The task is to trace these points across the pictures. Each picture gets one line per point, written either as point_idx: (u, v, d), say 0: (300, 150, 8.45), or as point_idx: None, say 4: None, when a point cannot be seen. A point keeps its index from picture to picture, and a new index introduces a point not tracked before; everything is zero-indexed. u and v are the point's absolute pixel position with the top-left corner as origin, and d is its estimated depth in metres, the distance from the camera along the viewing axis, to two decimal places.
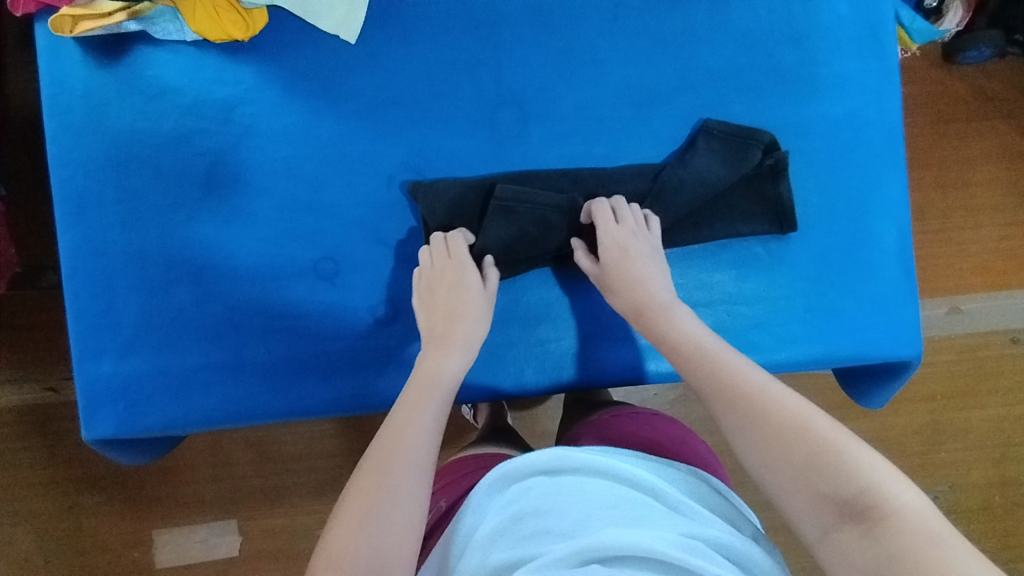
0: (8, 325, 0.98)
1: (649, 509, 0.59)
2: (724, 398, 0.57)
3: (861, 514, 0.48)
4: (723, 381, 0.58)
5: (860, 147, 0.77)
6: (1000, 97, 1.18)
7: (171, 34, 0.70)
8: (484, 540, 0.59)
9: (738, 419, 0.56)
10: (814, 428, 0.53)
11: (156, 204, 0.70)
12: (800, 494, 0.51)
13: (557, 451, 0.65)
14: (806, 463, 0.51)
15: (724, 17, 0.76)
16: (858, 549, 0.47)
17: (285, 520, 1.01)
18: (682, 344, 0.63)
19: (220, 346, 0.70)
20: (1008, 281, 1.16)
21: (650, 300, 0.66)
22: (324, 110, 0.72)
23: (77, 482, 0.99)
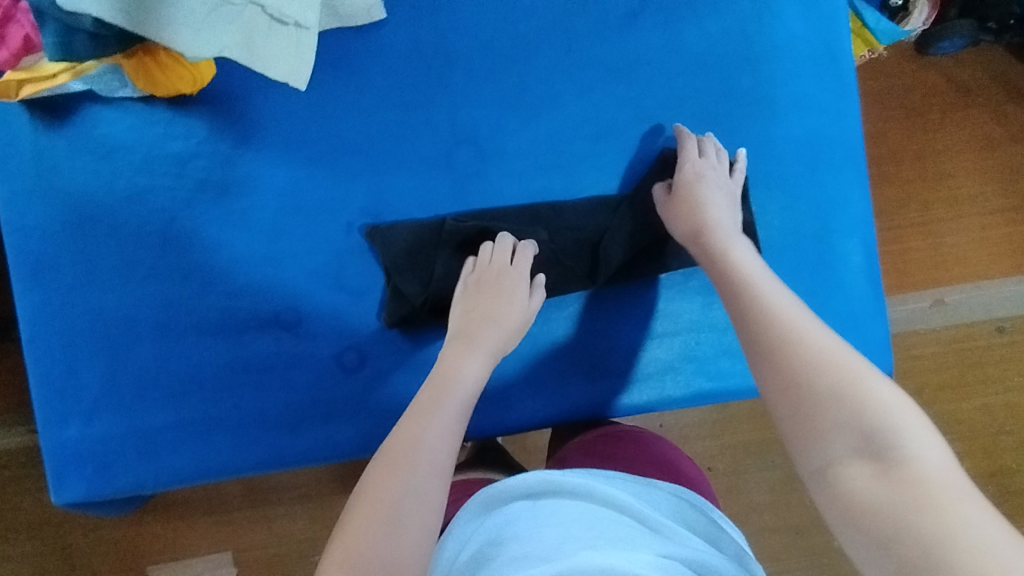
0: None
1: (630, 531, 0.56)
2: (756, 321, 0.56)
3: (878, 451, 0.44)
4: (760, 309, 0.57)
5: (822, 168, 0.70)
6: (970, 86, 1.24)
7: (117, 91, 0.66)
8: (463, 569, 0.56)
9: (769, 344, 0.54)
10: (853, 370, 0.49)
11: (112, 264, 0.67)
12: (818, 428, 0.48)
13: (538, 473, 0.62)
14: (828, 392, 0.48)
15: (680, 37, 0.69)
16: (870, 486, 0.43)
17: (278, 551, 1.01)
18: (728, 270, 0.61)
19: (187, 404, 0.67)
20: (986, 273, 1.21)
21: (713, 221, 0.64)
22: (277, 159, 0.68)
23: (72, 523, 1.00)
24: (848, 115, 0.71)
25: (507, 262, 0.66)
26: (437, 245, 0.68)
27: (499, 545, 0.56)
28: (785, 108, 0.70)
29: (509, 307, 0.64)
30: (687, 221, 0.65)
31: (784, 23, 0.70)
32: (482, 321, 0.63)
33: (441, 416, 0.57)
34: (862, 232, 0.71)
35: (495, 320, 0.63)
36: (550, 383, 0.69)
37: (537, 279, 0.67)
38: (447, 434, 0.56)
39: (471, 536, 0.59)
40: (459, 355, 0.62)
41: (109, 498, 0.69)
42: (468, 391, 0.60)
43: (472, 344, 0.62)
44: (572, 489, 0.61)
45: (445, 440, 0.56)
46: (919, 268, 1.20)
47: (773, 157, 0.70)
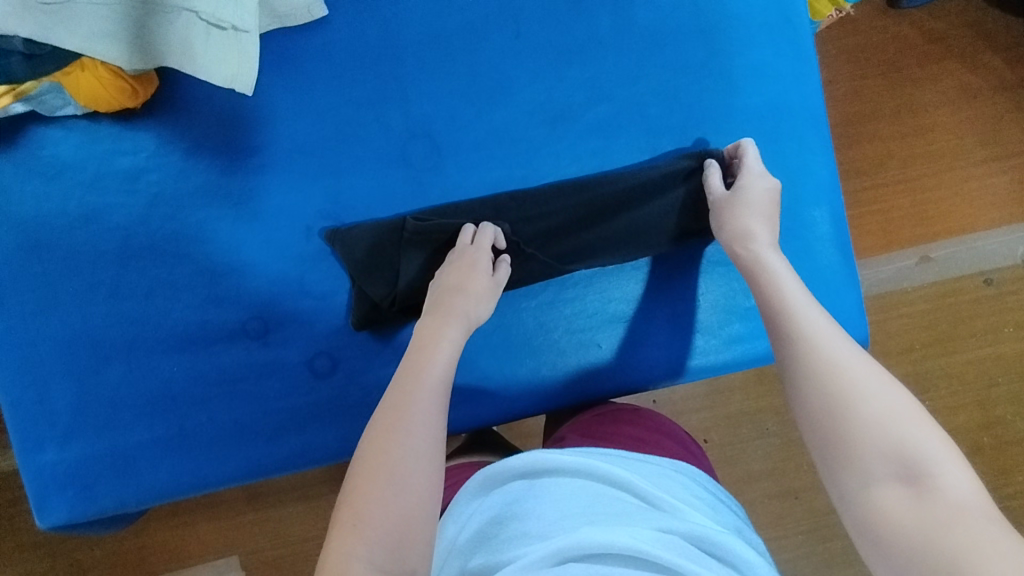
0: None
1: (629, 504, 0.55)
2: (799, 346, 0.54)
3: (915, 477, 0.44)
4: (796, 326, 0.55)
5: (784, 137, 0.69)
6: (946, 37, 1.22)
7: (60, 109, 0.65)
8: (462, 549, 0.55)
9: (814, 370, 0.52)
10: (888, 396, 0.48)
11: (73, 286, 0.66)
12: (851, 450, 0.47)
13: (536, 452, 0.61)
14: (872, 419, 0.47)
15: (630, 13, 0.68)
16: (906, 511, 0.43)
17: (284, 550, 1.01)
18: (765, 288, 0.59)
19: (162, 421, 0.67)
20: (970, 225, 1.20)
21: (754, 233, 0.61)
22: (229, 167, 0.66)
23: (75, 540, 1.01)
24: (807, 81, 0.70)
25: (466, 242, 0.65)
26: (399, 245, 0.66)
27: (499, 524, 0.55)
28: (743, 78, 0.69)
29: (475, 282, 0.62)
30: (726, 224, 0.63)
31: None
32: (450, 290, 0.62)
33: (431, 379, 0.56)
34: (829, 200, 0.71)
35: (463, 288, 0.62)
36: (524, 374, 0.68)
37: (502, 257, 0.65)
38: (436, 399, 0.55)
39: (471, 517, 0.58)
40: (433, 325, 0.60)
41: (95, 519, 0.69)
42: (453, 355, 0.59)
43: (442, 313, 0.61)
44: (572, 466, 0.59)
45: (437, 404, 0.55)
46: (902, 225, 1.19)
47: (733, 130, 0.69)
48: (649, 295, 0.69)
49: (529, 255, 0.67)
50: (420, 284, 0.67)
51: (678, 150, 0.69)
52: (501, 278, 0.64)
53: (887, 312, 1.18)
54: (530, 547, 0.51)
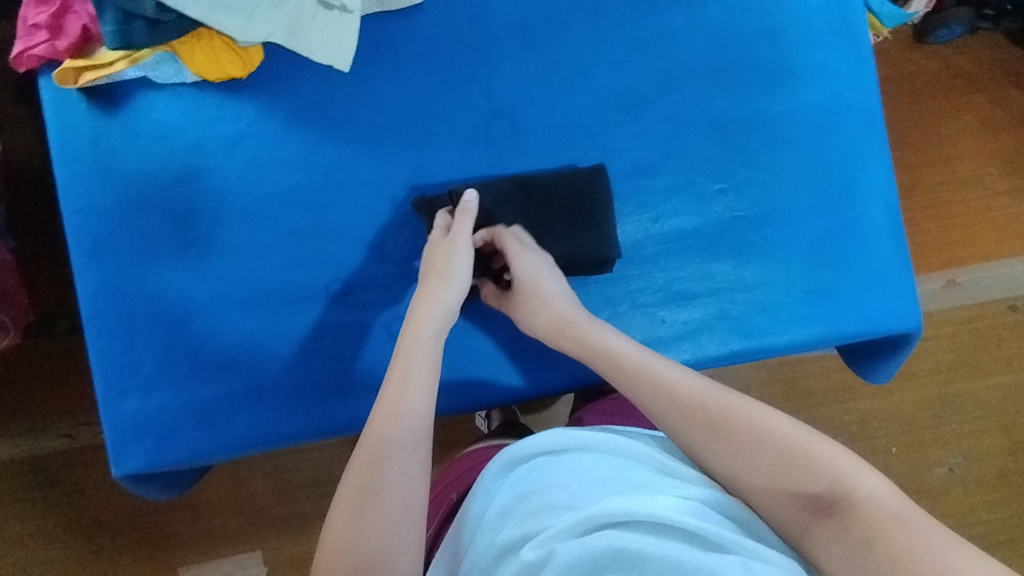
0: (29, 376, 1.01)
1: (653, 476, 0.52)
2: (673, 406, 0.55)
3: (830, 505, 0.47)
4: (652, 382, 0.57)
5: (842, 132, 0.74)
6: (973, 71, 1.29)
7: (172, 77, 0.70)
8: (492, 523, 0.53)
9: (694, 429, 0.54)
10: (772, 425, 0.52)
11: (168, 241, 0.70)
12: (771, 495, 0.49)
13: (560, 430, 0.58)
14: (756, 444, 0.51)
15: (702, 13, 0.73)
16: (835, 540, 0.45)
17: (310, 546, 1.03)
18: (611, 359, 0.60)
19: (240, 375, 0.70)
20: (999, 251, 1.24)
21: (569, 315, 0.64)
22: (324, 137, 0.71)
23: (102, 525, 1.01)
24: (865, 82, 0.75)
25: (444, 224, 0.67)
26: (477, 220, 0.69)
27: (526, 498, 0.53)
28: (805, 76, 0.73)
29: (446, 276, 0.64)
30: (548, 320, 0.64)
31: None
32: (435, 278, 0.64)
33: (414, 406, 0.56)
34: (884, 193, 0.75)
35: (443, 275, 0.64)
36: None
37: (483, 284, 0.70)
38: (417, 422, 0.56)
39: (496, 495, 0.56)
40: (420, 316, 0.61)
41: (164, 472, 0.71)
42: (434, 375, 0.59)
43: (428, 301, 0.62)
44: (596, 441, 0.56)
45: (421, 430, 0.56)
46: (931, 248, 1.23)
47: (795, 123, 0.73)
48: (716, 274, 0.72)
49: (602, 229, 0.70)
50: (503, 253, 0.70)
51: (743, 139, 0.73)
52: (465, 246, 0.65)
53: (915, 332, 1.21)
54: (555, 519, 0.49)
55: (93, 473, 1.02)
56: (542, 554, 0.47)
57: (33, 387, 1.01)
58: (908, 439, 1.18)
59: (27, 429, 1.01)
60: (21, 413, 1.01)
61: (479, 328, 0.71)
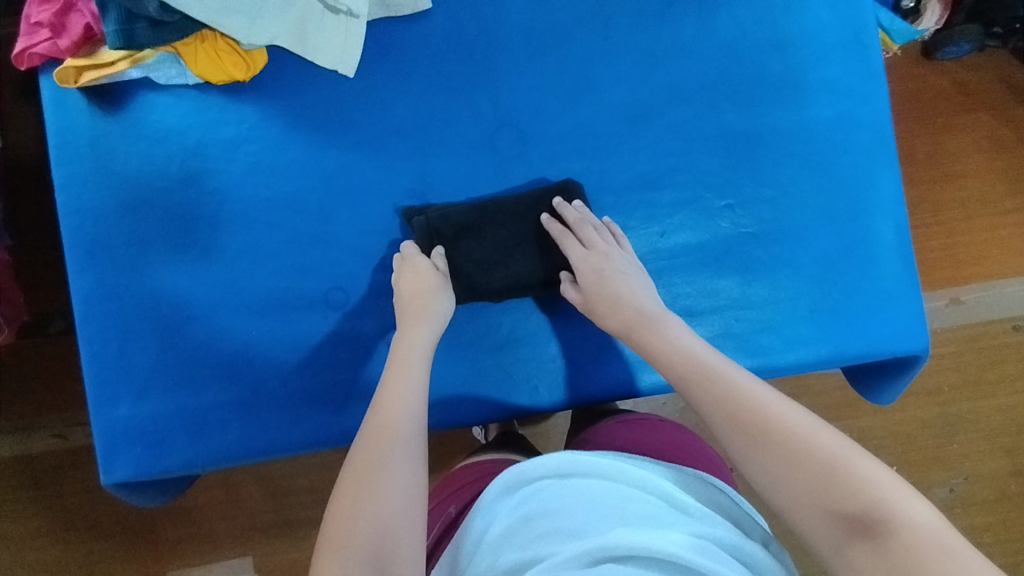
0: (21, 375, 1.00)
1: (659, 509, 0.50)
2: (729, 403, 0.52)
3: (869, 529, 0.42)
4: (709, 374, 0.55)
5: (852, 149, 0.73)
6: (981, 89, 1.28)
7: (174, 79, 0.69)
8: (494, 544, 0.51)
9: (744, 426, 0.50)
10: (819, 440, 0.47)
11: (165, 245, 0.69)
12: (805, 511, 0.45)
13: (567, 452, 0.56)
14: (798, 450, 0.47)
15: (712, 25, 0.72)
16: (869, 568, 0.41)
17: (300, 555, 1.01)
18: (676, 354, 0.58)
19: (235, 384, 0.68)
20: (1004, 271, 1.23)
21: (636, 313, 0.62)
22: (326, 143, 0.70)
23: (90, 528, 1.00)
24: (877, 99, 0.74)
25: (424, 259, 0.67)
26: (443, 239, 0.68)
27: (529, 521, 0.51)
28: (816, 92, 0.73)
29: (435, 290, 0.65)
30: (613, 313, 0.63)
31: (813, 12, 0.73)
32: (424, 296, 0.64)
33: (408, 395, 0.57)
34: (893, 211, 0.74)
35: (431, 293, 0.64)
36: (593, 359, 0.70)
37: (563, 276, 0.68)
38: (412, 411, 0.56)
39: (499, 517, 0.54)
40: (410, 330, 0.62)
41: (154, 480, 0.70)
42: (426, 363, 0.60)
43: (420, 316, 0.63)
44: (604, 465, 0.55)
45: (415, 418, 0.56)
46: (935, 266, 1.22)
47: (804, 139, 0.72)
48: (722, 291, 0.71)
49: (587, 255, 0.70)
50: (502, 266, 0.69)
51: (752, 154, 0.72)
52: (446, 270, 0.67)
53: None
54: (561, 546, 0.48)
55: (82, 475, 1.00)
56: None
57: (25, 387, 1.00)
58: (909, 458, 1.17)
59: (17, 429, 1.00)
60: (13, 412, 1.00)
61: (479, 340, 0.70)
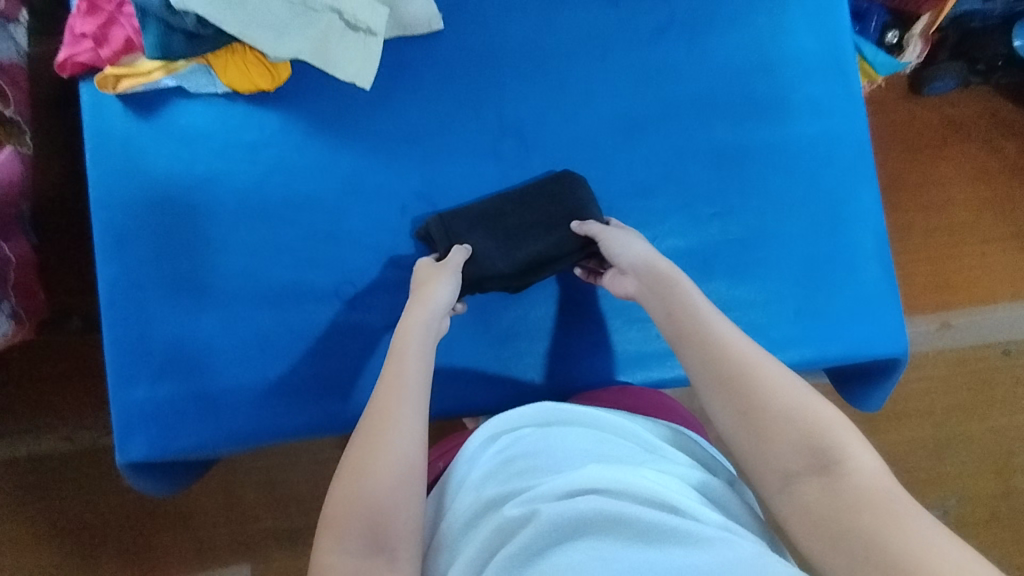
0: (39, 375, 1.04)
1: (631, 450, 0.54)
2: (723, 352, 0.54)
3: (825, 466, 0.47)
4: (695, 326, 0.57)
5: (832, 164, 0.78)
6: (966, 122, 1.34)
7: (204, 88, 0.75)
8: (479, 480, 0.54)
9: (733, 373, 0.52)
10: (789, 392, 0.51)
11: (190, 237, 0.73)
12: (766, 448, 0.49)
13: (549, 404, 0.60)
14: (766, 394, 0.51)
15: (702, 49, 0.78)
16: (818, 500, 0.46)
17: (302, 560, 1.03)
18: (675, 302, 0.59)
19: (248, 369, 0.72)
20: (992, 297, 1.27)
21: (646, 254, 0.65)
22: (342, 148, 0.75)
23: (91, 531, 1.02)
24: (855, 118, 0.79)
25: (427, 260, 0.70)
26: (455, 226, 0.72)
27: (511, 461, 0.54)
28: (799, 110, 0.78)
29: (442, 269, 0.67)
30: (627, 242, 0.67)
31: (795, 39, 0.79)
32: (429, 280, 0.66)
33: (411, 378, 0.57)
34: (873, 223, 0.78)
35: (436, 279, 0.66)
36: (588, 354, 0.74)
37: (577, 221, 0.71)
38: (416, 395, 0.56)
39: (481, 458, 0.57)
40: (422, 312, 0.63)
41: (167, 461, 0.73)
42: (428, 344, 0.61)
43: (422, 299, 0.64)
44: (582, 413, 0.58)
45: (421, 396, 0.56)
46: (926, 289, 1.26)
47: (788, 154, 0.77)
48: (711, 293, 0.75)
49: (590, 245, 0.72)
50: (514, 256, 0.72)
51: (739, 166, 0.77)
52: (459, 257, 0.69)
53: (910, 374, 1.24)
54: (540, 480, 0.51)
55: (94, 476, 1.03)
56: (524, 511, 0.48)
57: (44, 386, 1.04)
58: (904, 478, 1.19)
59: (31, 428, 1.03)
60: (29, 411, 1.03)
61: (481, 333, 0.74)
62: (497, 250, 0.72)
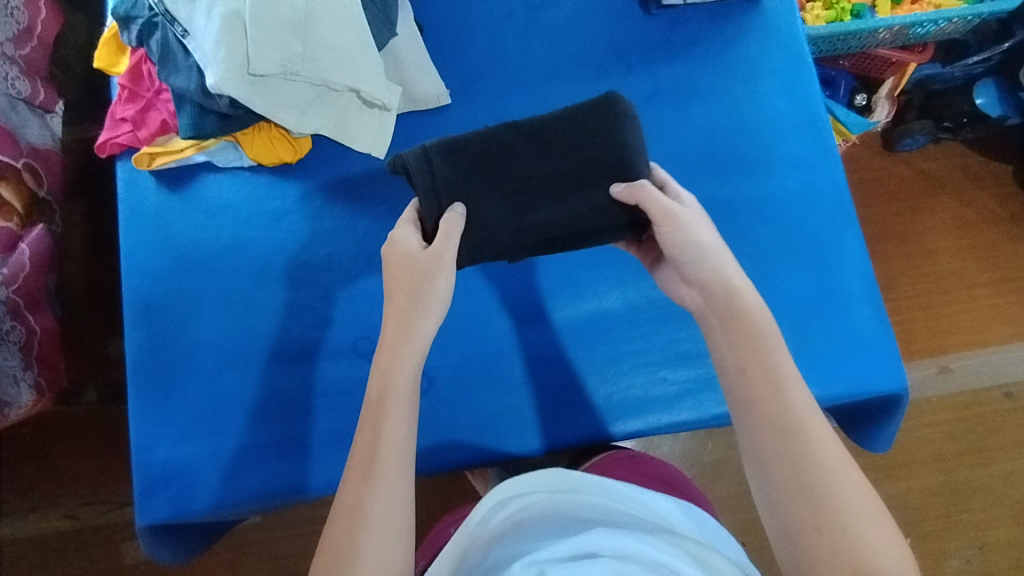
0: (65, 448, 1.07)
1: (637, 522, 0.54)
2: (808, 458, 0.52)
3: None
4: (795, 421, 0.54)
5: (815, 213, 0.83)
6: (942, 175, 1.41)
7: (232, 162, 0.81)
8: (490, 541, 0.55)
9: (812, 481, 0.52)
10: (857, 515, 0.50)
11: (215, 301, 0.77)
12: (811, 555, 0.50)
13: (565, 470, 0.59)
14: (837, 511, 0.50)
15: (686, 113, 0.85)
16: None
17: None
18: (768, 381, 0.55)
19: (267, 427, 0.74)
20: (987, 340, 1.31)
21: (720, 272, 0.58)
22: (359, 213, 0.81)
23: None
24: (833, 169, 0.85)
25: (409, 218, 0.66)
26: (465, 182, 0.65)
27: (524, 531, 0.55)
28: (779, 165, 0.85)
29: (428, 274, 0.61)
30: (683, 240, 0.59)
31: (770, 101, 0.87)
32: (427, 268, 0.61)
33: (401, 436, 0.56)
34: (860, 265, 0.82)
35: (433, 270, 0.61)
36: (599, 401, 0.77)
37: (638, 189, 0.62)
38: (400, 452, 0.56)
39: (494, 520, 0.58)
40: (410, 313, 0.60)
41: (186, 524, 0.74)
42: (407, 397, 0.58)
43: (418, 299, 0.60)
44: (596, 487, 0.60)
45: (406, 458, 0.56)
46: (920, 335, 1.30)
47: (773, 204, 0.83)
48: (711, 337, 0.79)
49: (601, 207, 0.66)
50: (511, 216, 0.66)
51: (728, 217, 0.82)
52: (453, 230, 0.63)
53: (915, 421, 1.26)
54: (545, 546, 0.51)
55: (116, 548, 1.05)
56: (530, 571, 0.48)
57: (70, 461, 1.07)
58: (922, 528, 1.20)
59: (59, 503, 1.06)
60: (56, 484, 1.06)
61: (495, 387, 0.77)
62: (496, 205, 0.66)
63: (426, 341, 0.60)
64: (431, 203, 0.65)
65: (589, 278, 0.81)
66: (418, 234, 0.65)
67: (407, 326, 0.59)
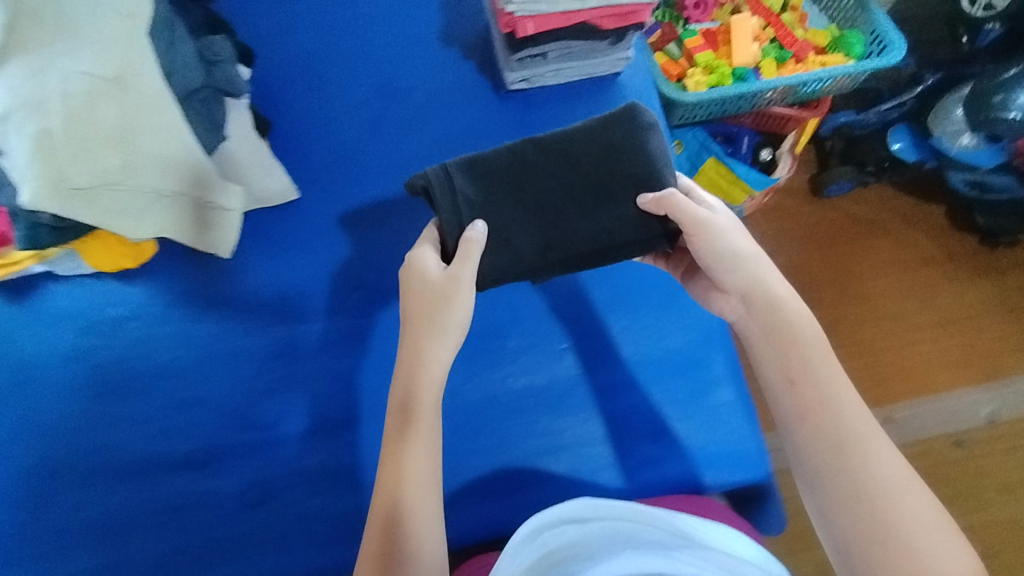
0: None
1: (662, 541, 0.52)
2: (875, 479, 0.55)
3: None
4: (844, 440, 0.56)
5: (673, 297, 0.82)
6: (872, 218, 1.37)
7: (73, 269, 0.79)
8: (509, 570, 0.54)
9: (891, 494, 0.54)
10: (931, 529, 0.53)
11: (49, 418, 0.75)
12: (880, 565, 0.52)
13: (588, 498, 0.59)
14: (902, 522, 0.53)
15: None
16: None
17: None
18: (815, 398, 0.58)
19: (98, 550, 0.72)
20: (931, 387, 1.25)
21: (759, 279, 0.62)
22: (203, 315, 0.79)
23: None
24: None
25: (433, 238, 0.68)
26: (487, 203, 0.67)
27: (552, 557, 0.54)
28: None
29: (445, 295, 0.63)
30: (718, 246, 0.62)
31: None
32: (451, 286, 0.63)
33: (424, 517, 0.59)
34: (720, 350, 0.82)
35: (449, 298, 0.63)
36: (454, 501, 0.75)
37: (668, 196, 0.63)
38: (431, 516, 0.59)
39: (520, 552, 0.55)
40: (426, 340, 0.62)
41: None
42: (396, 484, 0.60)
43: (436, 327, 0.62)
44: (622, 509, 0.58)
45: (434, 517, 0.60)
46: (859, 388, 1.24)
47: (630, 292, 0.82)
48: (573, 430, 0.78)
49: (613, 226, 0.67)
50: (534, 235, 0.67)
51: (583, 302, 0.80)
52: (474, 245, 0.64)
53: None
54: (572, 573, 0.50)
55: None
56: None
57: None
58: None
59: None
60: None
61: (355, 491, 0.74)
62: (511, 225, 0.67)
63: (442, 373, 0.62)
64: (451, 221, 0.67)
65: (576, 329, 0.81)
66: (436, 254, 0.66)
67: (422, 350, 0.62)
